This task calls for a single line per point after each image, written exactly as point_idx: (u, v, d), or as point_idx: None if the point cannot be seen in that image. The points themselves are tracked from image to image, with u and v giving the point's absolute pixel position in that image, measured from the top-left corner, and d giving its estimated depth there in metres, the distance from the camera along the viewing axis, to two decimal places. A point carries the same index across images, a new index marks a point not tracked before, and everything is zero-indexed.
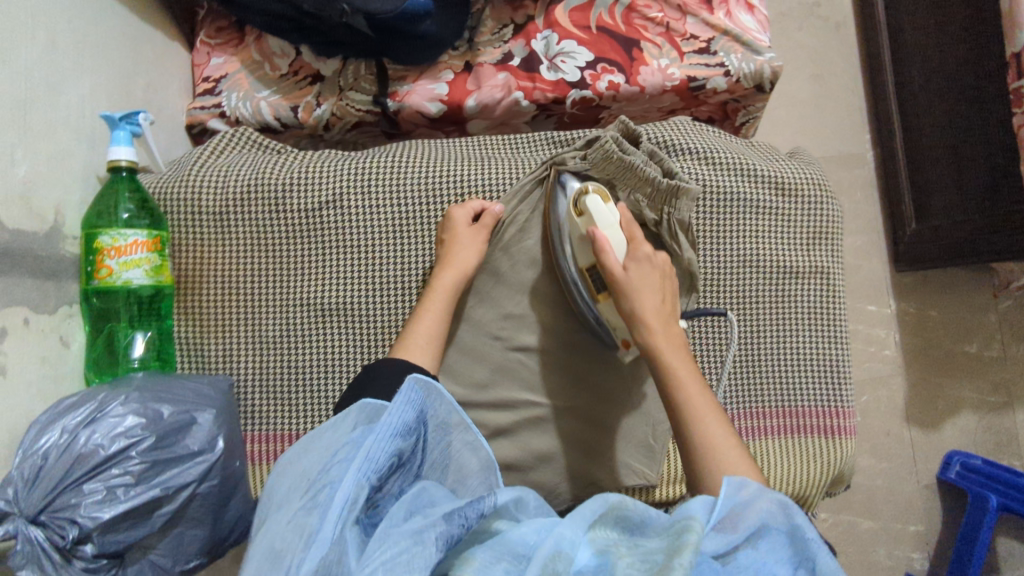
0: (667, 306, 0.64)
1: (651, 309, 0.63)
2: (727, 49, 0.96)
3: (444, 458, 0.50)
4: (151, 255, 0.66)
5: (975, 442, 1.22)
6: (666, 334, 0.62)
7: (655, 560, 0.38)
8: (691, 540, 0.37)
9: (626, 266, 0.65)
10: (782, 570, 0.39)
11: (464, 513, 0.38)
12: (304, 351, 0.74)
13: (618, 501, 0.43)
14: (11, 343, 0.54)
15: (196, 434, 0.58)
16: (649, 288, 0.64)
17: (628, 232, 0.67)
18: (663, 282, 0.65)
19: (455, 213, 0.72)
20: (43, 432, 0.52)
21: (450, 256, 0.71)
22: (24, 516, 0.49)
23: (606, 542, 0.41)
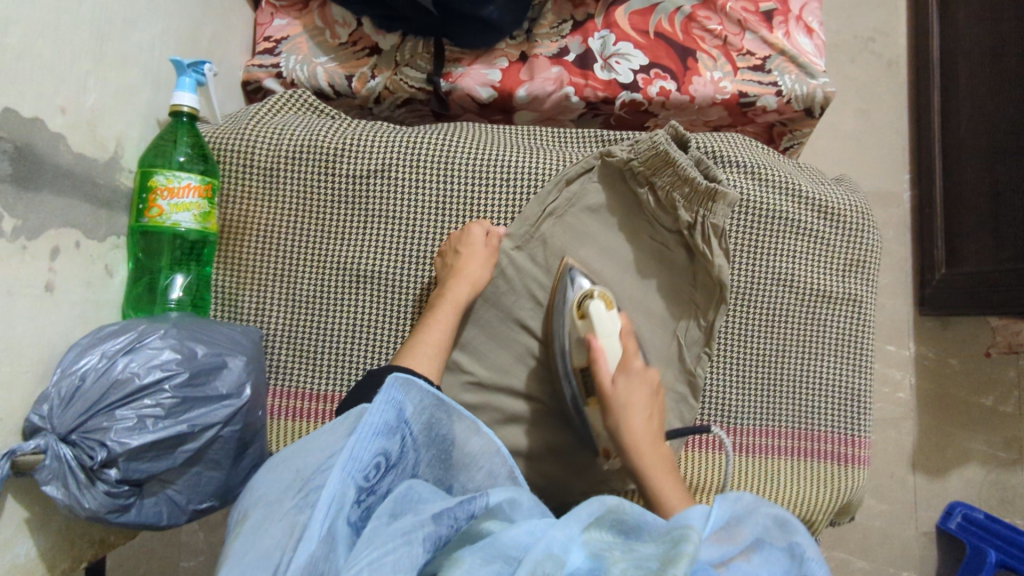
0: (653, 422, 0.65)
1: (639, 429, 0.64)
2: (781, 69, 0.96)
3: (439, 450, 0.47)
4: (200, 201, 0.67)
5: (978, 496, 1.21)
6: (654, 459, 0.63)
7: (647, 564, 0.37)
8: (687, 550, 0.36)
9: (615, 379, 0.66)
10: None
11: (453, 514, 0.37)
12: (338, 313, 0.75)
13: (615, 502, 0.41)
14: (62, 263, 0.56)
15: (225, 377, 0.58)
16: (637, 407, 0.65)
17: (625, 351, 0.67)
18: (651, 398, 0.66)
19: (472, 229, 0.73)
20: (82, 355, 0.54)
21: (461, 267, 0.70)
22: (55, 433, 0.50)
23: (601, 545, 0.40)
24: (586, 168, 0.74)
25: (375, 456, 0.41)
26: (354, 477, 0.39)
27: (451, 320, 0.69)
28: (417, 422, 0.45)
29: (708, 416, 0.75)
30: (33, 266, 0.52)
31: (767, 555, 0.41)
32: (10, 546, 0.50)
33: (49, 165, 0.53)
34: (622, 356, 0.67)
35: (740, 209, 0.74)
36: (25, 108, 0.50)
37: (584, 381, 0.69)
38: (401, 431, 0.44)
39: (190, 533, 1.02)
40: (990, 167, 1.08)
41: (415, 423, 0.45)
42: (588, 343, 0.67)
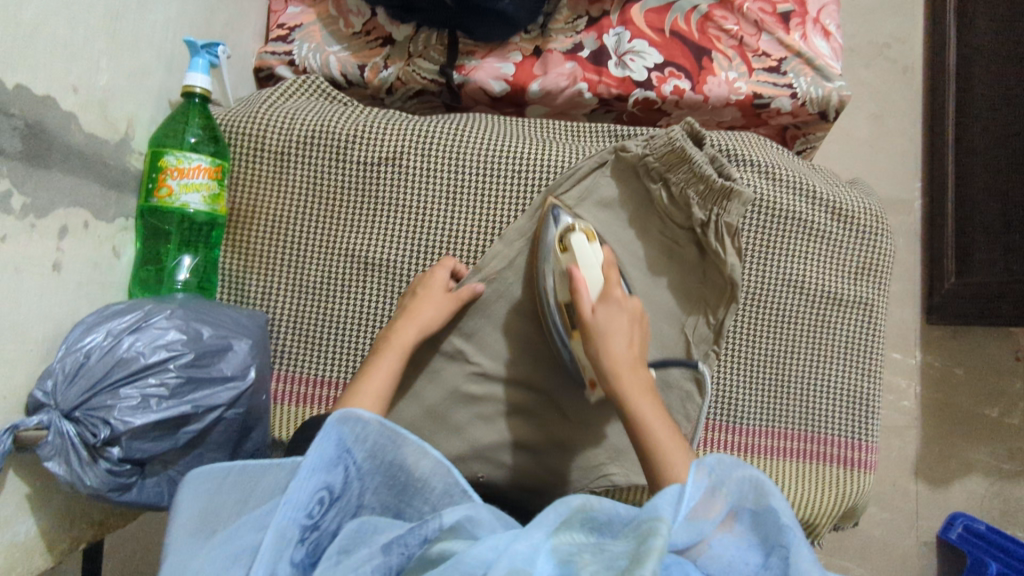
0: (635, 349, 0.62)
1: (620, 353, 0.60)
2: (797, 72, 0.96)
3: (388, 477, 0.43)
4: (211, 182, 0.66)
5: (980, 507, 1.20)
6: (634, 380, 0.59)
7: (617, 564, 0.35)
8: (658, 544, 0.34)
9: (597, 309, 0.62)
10: (754, 558, 0.40)
11: (403, 542, 0.38)
12: (345, 302, 0.74)
13: (581, 501, 0.40)
14: (69, 243, 0.56)
15: (230, 359, 0.58)
16: (619, 333, 0.61)
17: (606, 281, 0.64)
18: (635, 326, 0.63)
19: (434, 274, 0.71)
20: (88, 332, 0.54)
21: (411, 312, 0.69)
22: (59, 409, 0.50)
23: (569, 549, 0.38)
24: (599, 162, 0.74)
25: (316, 496, 0.39)
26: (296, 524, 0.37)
27: (396, 365, 0.66)
28: (365, 458, 0.42)
29: (714, 416, 0.75)
30: (41, 245, 0.52)
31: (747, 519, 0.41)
32: (9, 525, 0.50)
33: (58, 144, 0.53)
34: (604, 285, 0.64)
35: (754, 208, 0.74)
36: (37, 86, 0.50)
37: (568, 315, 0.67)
38: (344, 461, 0.41)
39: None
40: (1003, 177, 1.07)
41: (358, 452, 0.42)
42: (569, 273, 0.64)
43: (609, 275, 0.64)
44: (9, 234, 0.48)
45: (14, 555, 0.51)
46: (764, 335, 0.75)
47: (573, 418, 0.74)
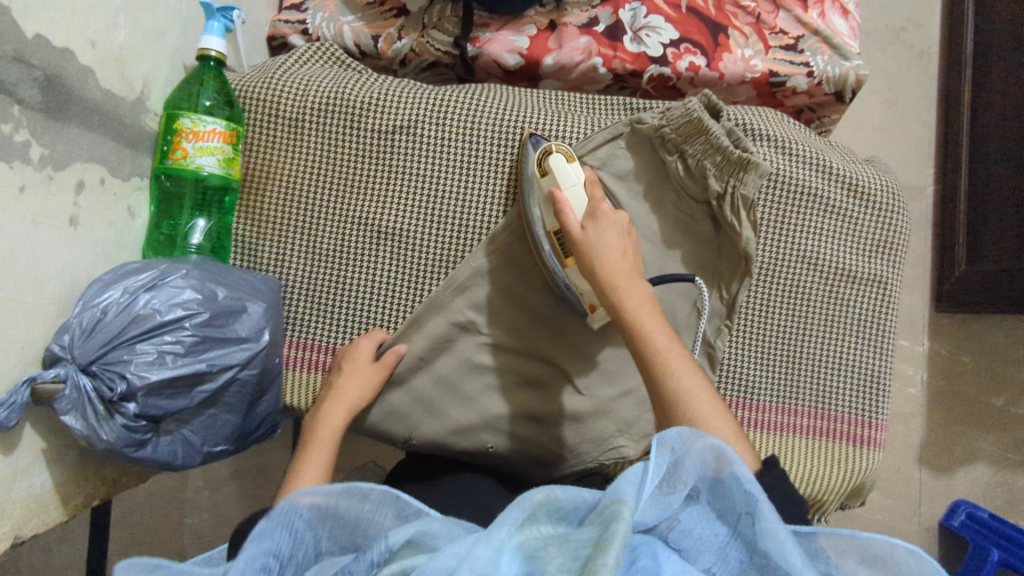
0: (629, 259, 0.61)
1: (614, 265, 0.59)
2: (814, 50, 0.95)
3: (338, 519, 0.40)
4: (226, 146, 0.66)
5: (984, 495, 1.20)
6: (630, 290, 0.58)
7: (582, 553, 0.36)
8: (620, 530, 0.35)
9: (585, 227, 0.62)
10: (722, 529, 0.42)
11: None
12: (357, 271, 0.74)
13: (544, 495, 0.42)
14: (86, 199, 0.56)
15: (244, 321, 0.58)
16: (609, 248, 0.61)
17: (591, 200, 0.63)
18: (624, 239, 0.63)
19: (359, 344, 0.71)
20: (104, 290, 0.53)
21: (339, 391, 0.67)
22: (75, 363, 0.50)
23: (534, 546, 0.39)
24: (615, 134, 0.73)
25: (255, 561, 0.37)
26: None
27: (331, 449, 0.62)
28: (313, 510, 0.40)
29: (725, 391, 0.75)
30: (59, 198, 0.52)
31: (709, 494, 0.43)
32: (26, 476, 0.50)
33: (77, 98, 0.53)
34: (589, 205, 0.64)
35: (770, 184, 0.73)
36: (57, 38, 0.50)
37: (558, 243, 0.67)
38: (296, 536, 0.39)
39: (195, 489, 1.03)
40: (1017, 163, 1.06)
41: (304, 507, 0.40)
42: (551, 196, 0.64)
43: (592, 192, 0.63)
44: (28, 185, 0.48)
45: (30, 507, 0.51)
46: (776, 311, 0.75)
47: (584, 391, 0.74)
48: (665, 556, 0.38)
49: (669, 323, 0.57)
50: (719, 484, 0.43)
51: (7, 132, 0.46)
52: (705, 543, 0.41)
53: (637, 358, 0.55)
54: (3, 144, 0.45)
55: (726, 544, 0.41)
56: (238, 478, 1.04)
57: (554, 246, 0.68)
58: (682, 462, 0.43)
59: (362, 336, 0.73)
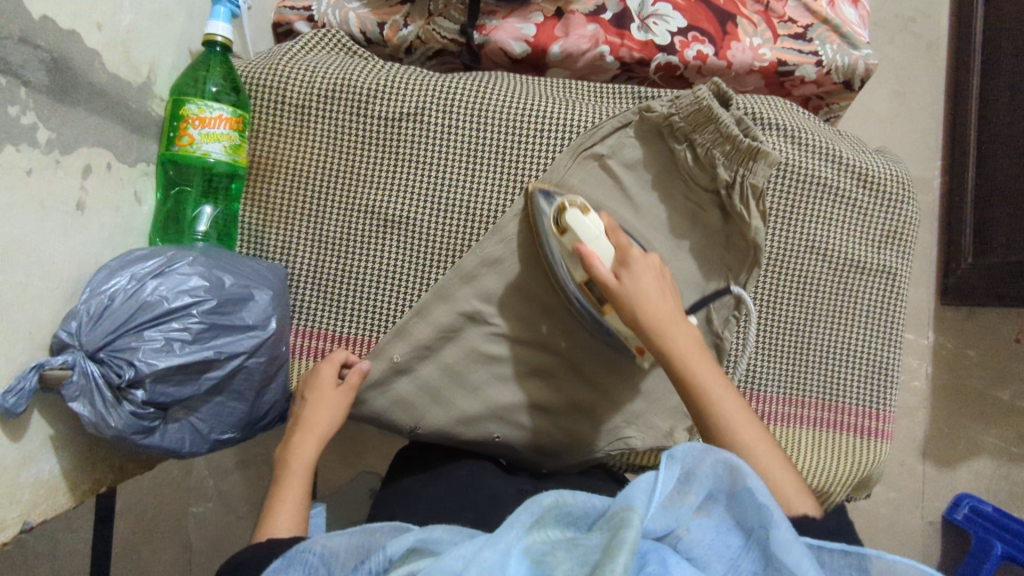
0: (668, 299, 0.61)
1: (658, 310, 0.59)
2: (823, 39, 0.94)
3: (354, 550, 0.42)
4: (233, 133, 0.65)
5: (988, 489, 1.20)
6: (679, 336, 0.59)
7: (591, 559, 0.38)
8: (628, 537, 0.36)
9: (621, 276, 0.61)
10: (734, 540, 0.42)
11: None
12: (364, 260, 0.74)
13: (553, 499, 0.43)
14: (93, 183, 0.56)
15: (251, 308, 0.58)
16: (652, 294, 0.60)
17: (621, 247, 0.62)
18: (661, 282, 0.62)
19: (322, 371, 0.69)
20: (111, 277, 0.53)
21: (309, 419, 0.66)
22: (83, 349, 0.50)
23: (541, 547, 0.40)
24: (623, 123, 0.72)
25: None
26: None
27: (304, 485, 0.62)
28: (325, 544, 0.43)
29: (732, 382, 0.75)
30: (66, 182, 0.52)
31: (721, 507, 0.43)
32: (35, 461, 0.51)
33: (83, 83, 0.52)
34: (617, 252, 0.63)
35: (780, 173, 0.73)
36: (63, 20, 0.50)
37: (591, 293, 0.66)
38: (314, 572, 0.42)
39: (199, 478, 1.03)
40: None
41: (317, 545, 0.43)
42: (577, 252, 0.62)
43: (619, 241, 0.62)
44: (35, 168, 0.48)
45: (38, 492, 0.51)
46: (784, 302, 0.74)
47: (589, 382, 0.74)
48: (676, 562, 0.38)
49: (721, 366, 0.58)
50: (735, 497, 0.43)
51: (14, 114, 0.46)
52: (716, 552, 0.41)
53: (697, 408, 0.57)
54: (9, 126, 0.45)
55: (738, 553, 0.41)
56: (242, 468, 1.04)
57: (586, 296, 0.67)
58: (694, 474, 0.44)
59: (323, 361, 0.71)
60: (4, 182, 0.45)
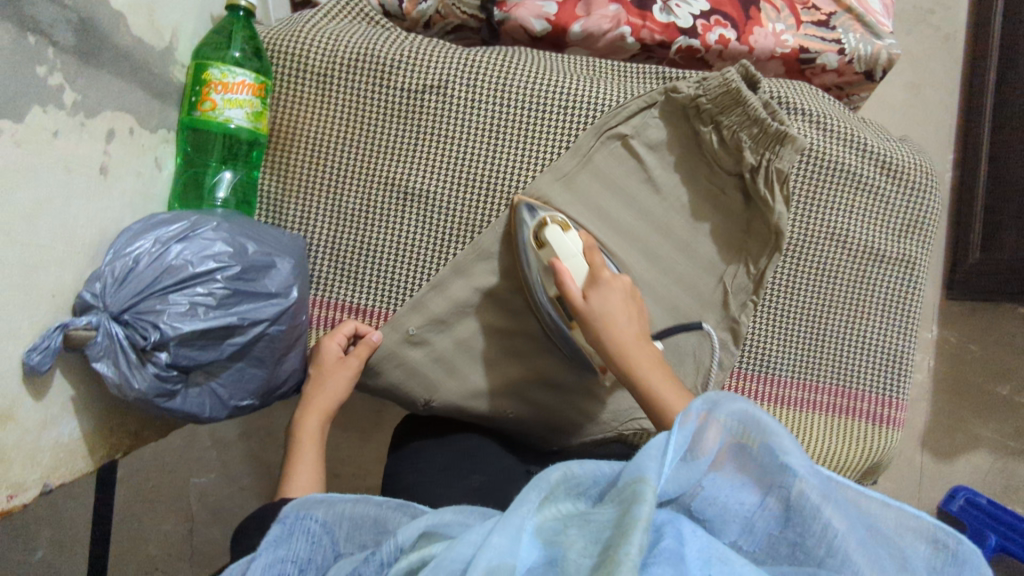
0: (634, 321, 0.64)
1: (626, 330, 0.62)
2: (846, 27, 0.90)
3: (353, 517, 0.44)
4: (255, 100, 0.64)
5: (983, 482, 1.21)
6: (642, 355, 0.62)
7: (603, 535, 0.36)
8: (643, 515, 0.34)
9: (591, 297, 0.62)
10: (751, 499, 0.41)
11: None
12: (383, 232, 0.72)
13: (559, 474, 0.42)
14: (117, 147, 0.55)
15: (273, 276, 0.58)
16: (616, 314, 0.63)
17: (595, 267, 0.64)
18: (629, 302, 0.64)
19: (326, 346, 0.68)
20: (135, 239, 0.53)
21: (314, 397, 0.67)
22: (107, 311, 0.50)
23: (554, 527, 0.39)
24: (648, 103, 0.71)
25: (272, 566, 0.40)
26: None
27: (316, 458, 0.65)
28: (325, 513, 0.43)
29: (747, 365, 0.76)
30: (90, 145, 0.51)
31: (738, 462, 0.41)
32: (54, 425, 0.50)
33: (109, 44, 0.52)
34: (590, 271, 0.64)
35: (803, 159, 0.72)
36: None
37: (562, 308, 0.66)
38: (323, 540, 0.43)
39: (202, 449, 1.02)
40: None
41: (316, 511, 0.43)
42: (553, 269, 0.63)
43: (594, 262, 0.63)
44: (60, 130, 0.47)
45: (59, 455, 0.51)
46: (804, 289, 0.74)
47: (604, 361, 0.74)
48: (691, 533, 0.37)
49: (675, 376, 0.62)
50: (759, 456, 0.40)
51: (43, 74, 0.45)
52: (730, 511, 0.41)
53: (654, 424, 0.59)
54: (38, 87, 0.45)
55: (754, 511, 0.41)
56: (245, 440, 1.03)
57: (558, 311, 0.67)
58: (710, 426, 0.41)
59: (327, 335, 0.69)
60: (32, 143, 0.45)
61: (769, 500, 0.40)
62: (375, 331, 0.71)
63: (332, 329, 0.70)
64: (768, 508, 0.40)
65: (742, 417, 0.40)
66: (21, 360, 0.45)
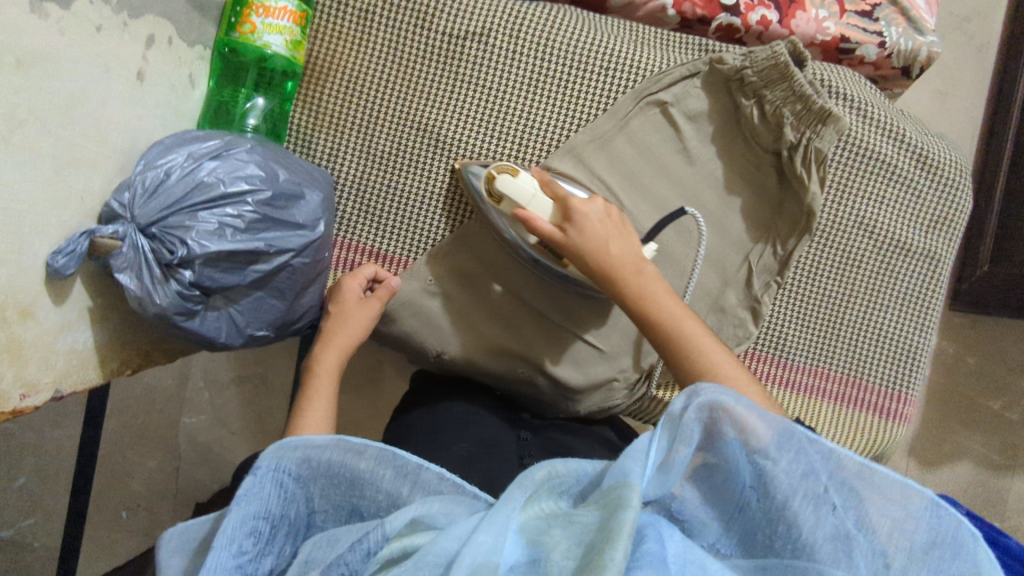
0: (619, 243, 0.61)
1: (616, 256, 0.60)
2: (889, 19, 0.81)
3: (330, 476, 0.40)
4: (296, 27, 0.63)
5: (964, 494, 1.21)
6: (641, 277, 0.61)
7: (588, 540, 0.33)
8: (627, 521, 0.32)
9: (570, 228, 0.60)
10: (728, 504, 0.39)
11: (344, 562, 0.35)
12: (412, 177, 0.71)
13: (545, 472, 0.39)
14: (156, 55, 0.54)
15: (303, 207, 0.57)
16: (599, 238, 0.60)
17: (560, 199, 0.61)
18: (607, 222, 0.62)
19: (347, 285, 0.67)
20: (167, 153, 0.52)
21: (333, 333, 0.65)
22: (135, 223, 0.49)
23: (540, 527, 0.36)
24: (690, 72, 0.70)
25: (245, 525, 0.37)
26: (226, 562, 0.35)
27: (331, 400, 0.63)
28: (299, 466, 0.40)
29: (762, 347, 0.76)
30: (130, 48, 0.50)
31: (714, 463, 0.40)
32: (70, 330, 0.49)
33: None
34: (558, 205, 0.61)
35: (841, 145, 0.71)
36: None
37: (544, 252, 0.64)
38: (298, 495, 0.41)
39: (195, 389, 1.00)
40: None
41: (289, 464, 0.40)
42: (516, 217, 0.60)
43: (557, 194, 0.60)
44: (104, 26, 0.47)
45: (72, 362, 0.50)
46: (827, 275, 0.75)
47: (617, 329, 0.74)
48: (671, 534, 0.35)
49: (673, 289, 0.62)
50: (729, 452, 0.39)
51: None
52: (708, 515, 0.40)
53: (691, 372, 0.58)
54: None
55: (729, 518, 0.39)
56: (239, 383, 1.01)
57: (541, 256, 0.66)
58: (697, 416, 0.39)
59: (346, 275, 0.68)
60: (76, 35, 0.44)
61: (746, 508, 0.39)
62: (394, 276, 0.70)
63: (351, 270, 0.69)
64: (743, 514, 0.39)
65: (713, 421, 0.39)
66: (45, 261, 0.44)
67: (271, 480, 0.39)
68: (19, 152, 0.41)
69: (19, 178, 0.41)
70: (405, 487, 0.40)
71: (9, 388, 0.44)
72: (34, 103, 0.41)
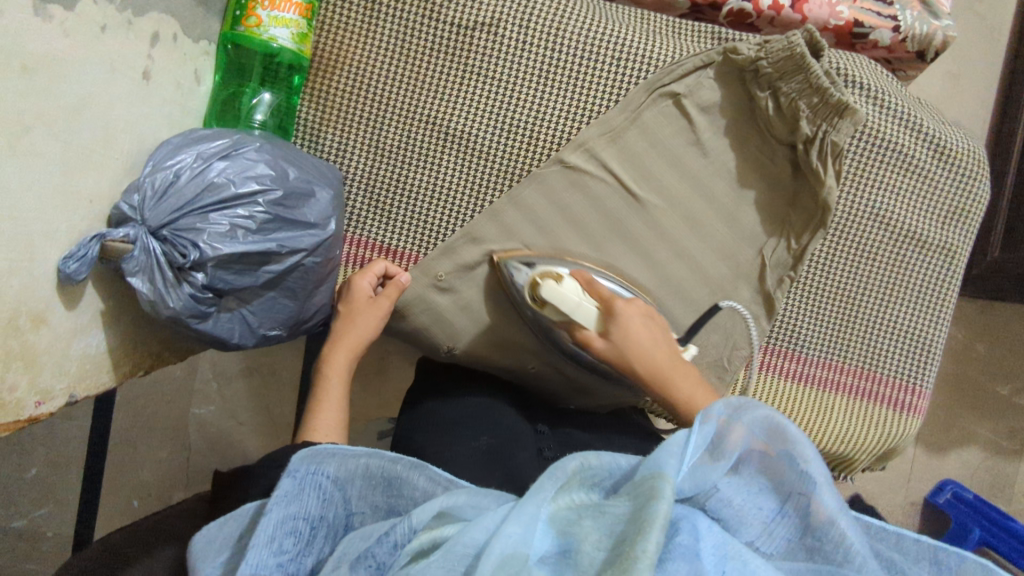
0: (661, 344, 0.63)
1: (662, 360, 0.62)
2: (904, 3, 0.78)
3: (367, 478, 0.41)
4: (302, 20, 0.61)
5: (973, 478, 1.21)
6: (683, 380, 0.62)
7: (618, 530, 0.32)
8: (660, 511, 0.31)
9: (612, 332, 0.62)
10: (768, 504, 0.37)
11: (371, 557, 0.35)
12: (422, 172, 0.70)
13: (575, 463, 0.37)
14: (160, 53, 0.53)
15: (313, 206, 0.56)
16: (644, 342, 0.62)
17: (606, 299, 0.63)
18: (649, 325, 0.64)
19: (357, 283, 0.66)
20: (176, 153, 0.52)
21: (342, 333, 0.66)
22: (145, 226, 0.48)
23: (569, 516, 0.35)
24: (704, 62, 0.68)
25: (284, 524, 0.37)
26: (267, 558, 0.35)
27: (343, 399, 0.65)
28: (337, 469, 0.40)
29: (774, 341, 0.76)
30: (135, 47, 0.49)
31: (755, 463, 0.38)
32: (83, 334, 0.49)
33: None
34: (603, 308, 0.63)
35: (858, 136, 0.70)
36: None
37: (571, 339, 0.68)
38: (335, 500, 0.40)
39: (204, 381, 1.01)
40: None
41: (328, 467, 0.40)
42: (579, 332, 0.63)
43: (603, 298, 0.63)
44: (108, 26, 0.46)
45: (86, 365, 0.50)
46: (842, 270, 0.74)
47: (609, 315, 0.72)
48: (707, 527, 0.33)
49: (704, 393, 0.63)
50: (776, 462, 0.37)
51: None
52: (746, 515, 0.37)
53: None
54: None
55: (773, 517, 0.37)
56: (247, 374, 1.01)
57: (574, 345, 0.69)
58: (744, 427, 0.38)
59: (357, 273, 0.68)
60: (80, 37, 0.43)
61: (789, 509, 0.36)
62: (403, 271, 0.69)
63: (363, 267, 0.68)
64: (787, 517, 0.36)
65: (766, 424, 0.37)
66: (57, 268, 0.44)
67: (311, 481, 0.39)
68: (29, 159, 0.40)
69: (28, 185, 0.40)
70: (439, 488, 0.40)
71: (25, 395, 0.43)
72: (41, 109, 0.40)
